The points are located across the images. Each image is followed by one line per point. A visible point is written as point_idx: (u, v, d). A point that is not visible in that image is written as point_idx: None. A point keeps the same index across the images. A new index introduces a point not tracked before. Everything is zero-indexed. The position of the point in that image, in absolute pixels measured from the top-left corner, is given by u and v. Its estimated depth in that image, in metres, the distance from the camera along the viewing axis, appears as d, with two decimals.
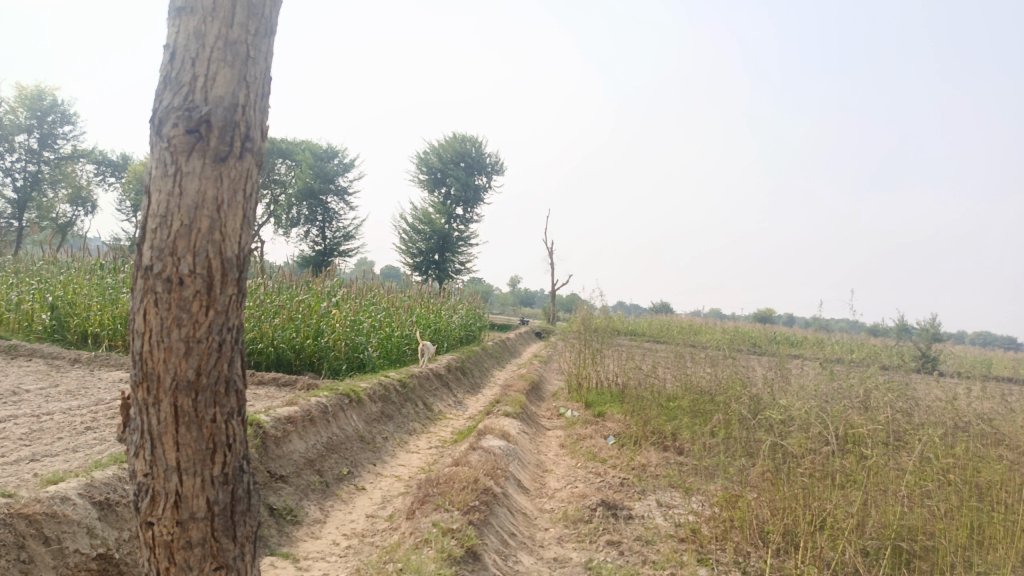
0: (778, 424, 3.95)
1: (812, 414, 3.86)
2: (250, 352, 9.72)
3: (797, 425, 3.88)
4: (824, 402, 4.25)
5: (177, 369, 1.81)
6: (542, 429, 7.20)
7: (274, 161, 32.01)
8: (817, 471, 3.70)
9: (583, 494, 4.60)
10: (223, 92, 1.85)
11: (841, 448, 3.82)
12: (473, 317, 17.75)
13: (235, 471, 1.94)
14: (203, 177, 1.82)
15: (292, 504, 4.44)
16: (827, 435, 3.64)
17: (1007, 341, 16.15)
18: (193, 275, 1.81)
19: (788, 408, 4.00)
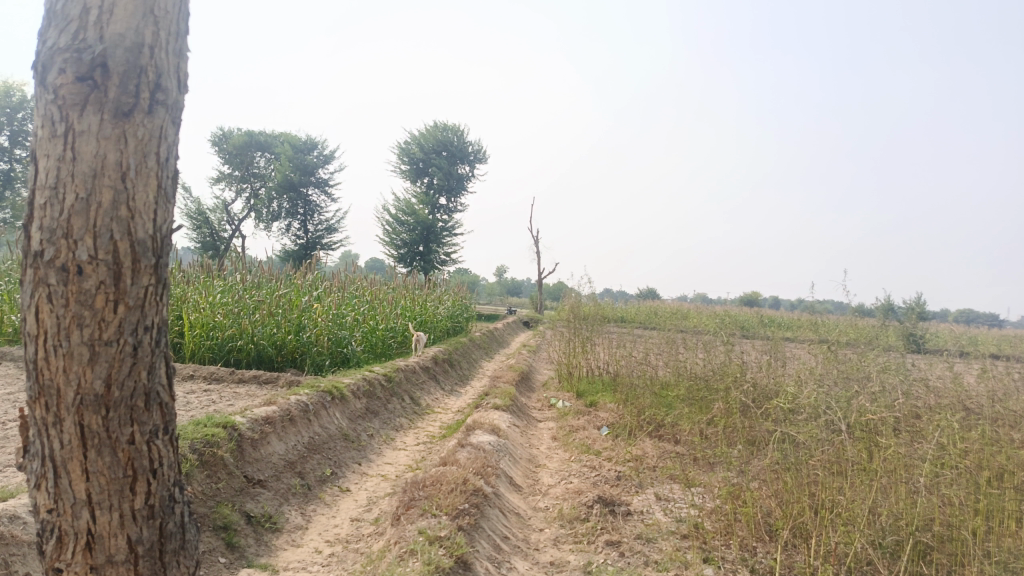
0: (785, 412, 3.73)
1: (820, 402, 3.65)
2: (229, 350, 9.42)
3: (807, 412, 3.66)
4: (830, 387, 4.04)
5: (82, 381, 1.72)
6: (533, 422, 6.97)
7: (254, 154, 31.50)
8: (828, 461, 3.48)
9: (578, 491, 4.37)
10: (122, 29, 1.79)
11: (852, 436, 3.61)
12: (460, 308, 17.50)
13: (162, 504, 1.87)
14: (101, 138, 1.74)
15: (271, 510, 4.19)
16: (839, 423, 3.43)
17: (989, 318, 16.17)
18: (94, 263, 1.72)
19: (794, 394, 3.79)
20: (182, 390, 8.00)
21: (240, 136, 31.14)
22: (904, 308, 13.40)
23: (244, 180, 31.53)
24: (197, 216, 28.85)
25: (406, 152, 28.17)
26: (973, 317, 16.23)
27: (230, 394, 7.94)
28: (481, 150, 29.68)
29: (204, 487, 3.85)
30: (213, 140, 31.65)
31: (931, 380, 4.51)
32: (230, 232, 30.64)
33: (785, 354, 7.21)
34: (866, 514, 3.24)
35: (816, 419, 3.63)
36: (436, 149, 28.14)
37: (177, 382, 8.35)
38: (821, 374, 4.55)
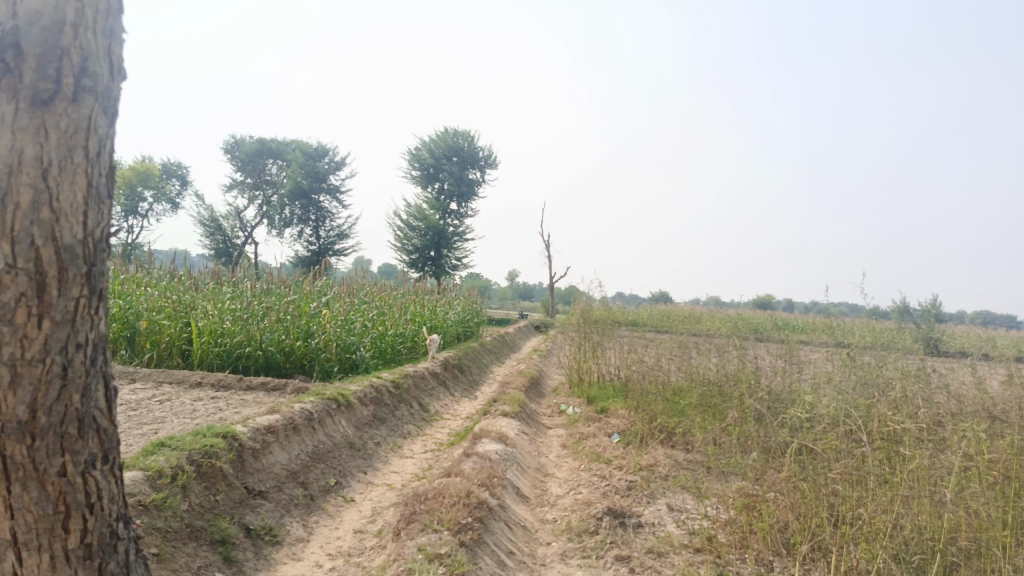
0: (804, 420, 3.58)
1: (840, 410, 3.50)
2: (236, 357, 9.35)
3: (827, 421, 3.51)
4: (849, 394, 3.89)
5: (7, 409, 1.86)
6: (543, 429, 6.83)
7: (266, 161, 31.63)
8: (849, 473, 3.33)
9: (588, 502, 4.23)
10: (39, 9, 1.93)
11: (874, 446, 3.45)
12: (471, 313, 17.37)
13: (99, 542, 2.06)
14: (18, 131, 1.89)
15: (272, 522, 4.08)
16: (861, 433, 3.29)
17: (1007, 319, 15.90)
18: (15, 273, 1.86)
19: (813, 402, 3.64)
20: (189, 398, 7.93)
21: (252, 142, 31.24)
22: (921, 310, 13.16)
23: (256, 187, 31.62)
24: (209, 223, 28.95)
25: (417, 157, 28.14)
26: (990, 319, 15.94)
27: (237, 401, 7.86)
28: (492, 155, 29.60)
29: (202, 499, 3.75)
30: (226, 147, 31.78)
31: (954, 386, 4.34)
32: (242, 238, 30.73)
33: (801, 359, 7.03)
34: (890, 528, 3.08)
35: (836, 429, 3.48)
36: (447, 154, 28.09)
37: (184, 390, 8.29)
38: (840, 381, 4.38)
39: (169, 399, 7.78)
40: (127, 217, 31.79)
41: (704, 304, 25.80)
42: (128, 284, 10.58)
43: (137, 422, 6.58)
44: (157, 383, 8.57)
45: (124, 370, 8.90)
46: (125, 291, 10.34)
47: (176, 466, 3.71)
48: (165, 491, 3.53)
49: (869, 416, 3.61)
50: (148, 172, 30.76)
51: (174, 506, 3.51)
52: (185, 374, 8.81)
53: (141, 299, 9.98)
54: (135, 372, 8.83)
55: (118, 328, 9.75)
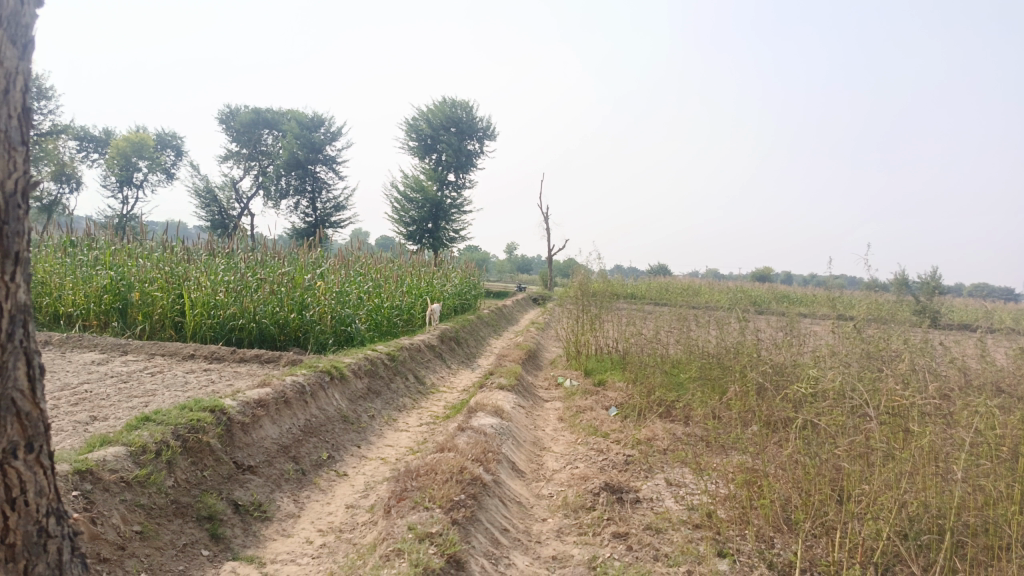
0: (808, 393, 3.48)
1: (846, 385, 3.39)
2: (229, 329, 9.24)
3: (831, 395, 3.41)
4: (854, 367, 3.78)
5: None
6: (539, 402, 6.74)
7: (261, 132, 31.34)
8: (855, 450, 3.22)
9: (584, 476, 4.14)
10: None
11: (880, 421, 3.34)
12: (469, 285, 17.25)
13: (25, 543, 1.90)
14: None
15: (261, 498, 3.99)
16: (867, 408, 3.19)
17: (1005, 291, 15.84)
18: None
19: (818, 374, 3.53)
20: (182, 370, 7.84)
21: (246, 112, 30.85)
22: (920, 283, 13.05)
23: (252, 158, 31.31)
24: (205, 194, 28.71)
25: (414, 128, 27.79)
26: (987, 289, 15.80)
27: (230, 374, 7.77)
28: (490, 126, 29.25)
29: (188, 475, 3.66)
30: (220, 117, 31.39)
31: (960, 359, 4.24)
32: (238, 210, 30.50)
33: (802, 332, 6.93)
34: (897, 504, 2.98)
35: (842, 404, 3.38)
36: (444, 124, 27.72)
37: (177, 362, 8.20)
38: (843, 354, 4.28)
39: (161, 372, 7.68)
40: (122, 188, 31.54)
41: (701, 276, 25.70)
42: (120, 255, 10.45)
43: (128, 394, 6.49)
44: (149, 355, 8.47)
45: (117, 342, 8.80)
46: (117, 262, 10.21)
47: (160, 441, 3.61)
48: (150, 466, 3.43)
49: (875, 390, 3.51)
50: (142, 142, 30.44)
51: (159, 482, 3.42)
52: (178, 346, 8.72)
53: (133, 270, 9.85)
54: (127, 345, 8.72)
55: (110, 300, 9.64)
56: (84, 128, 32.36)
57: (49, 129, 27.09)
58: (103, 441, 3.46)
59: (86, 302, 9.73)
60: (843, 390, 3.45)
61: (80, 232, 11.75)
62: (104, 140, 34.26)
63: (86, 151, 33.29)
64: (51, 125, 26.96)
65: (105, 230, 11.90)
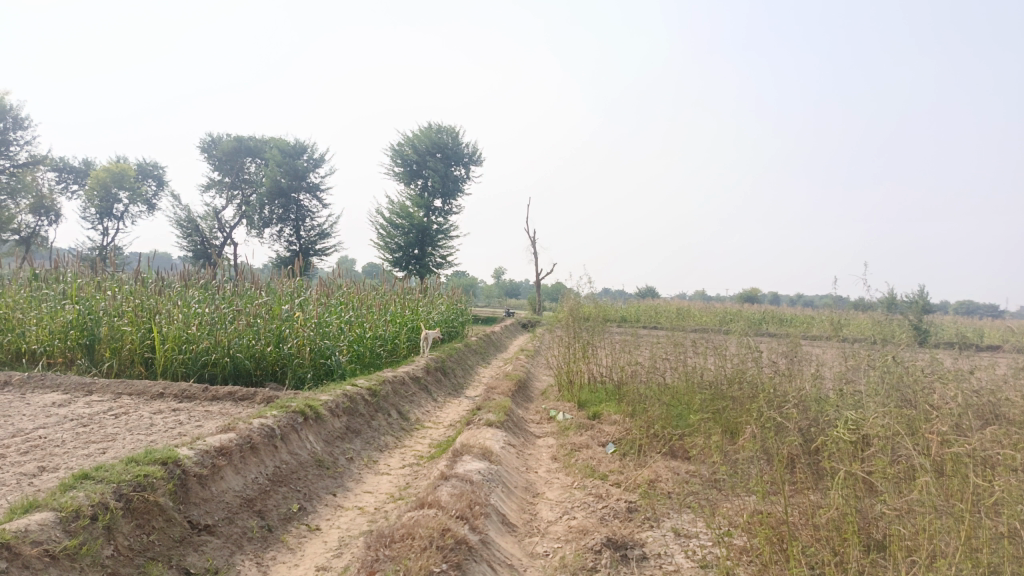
0: (839, 435, 3.07)
1: (885, 427, 2.99)
2: (202, 364, 8.75)
3: (865, 434, 3.00)
4: (886, 405, 3.37)
5: None
6: (531, 439, 6.29)
7: (244, 160, 31.01)
8: (898, 505, 2.81)
9: (583, 530, 3.70)
10: None
11: (924, 467, 2.94)
12: (455, 313, 16.82)
13: None
14: None
15: (219, 563, 3.52)
16: (913, 453, 2.79)
17: (994, 307, 15.62)
18: None
19: (848, 412, 3.13)
20: (149, 410, 7.33)
21: (229, 141, 30.50)
22: (911, 300, 12.78)
23: (234, 187, 30.89)
24: (186, 224, 28.21)
25: (399, 154, 27.49)
26: (976, 305, 15.50)
27: (201, 413, 7.27)
28: (475, 151, 29.03)
29: (130, 541, 3.19)
30: (202, 145, 31.00)
31: (991, 389, 3.86)
32: (220, 239, 29.99)
33: (806, 357, 6.55)
34: (954, 566, 2.56)
35: (878, 446, 2.98)
36: (430, 150, 27.46)
37: (145, 401, 7.71)
38: (871, 390, 3.88)
39: (126, 413, 7.18)
40: (102, 219, 30.98)
41: (688, 299, 25.36)
42: (88, 289, 9.96)
43: (85, 439, 5.98)
44: (115, 394, 7.97)
45: (81, 381, 8.30)
46: (85, 296, 9.72)
47: (98, 503, 3.14)
48: (82, 535, 2.95)
49: (918, 432, 3.10)
50: (122, 173, 29.97)
51: (93, 552, 2.94)
52: (147, 384, 8.22)
53: (101, 305, 9.36)
54: (92, 384, 8.21)
55: (76, 336, 9.12)
56: (63, 159, 31.85)
57: (26, 161, 26.58)
58: (28, 505, 2.99)
59: (51, 339, 9.21)
60: (878, 429, 3.05)
61: (48, 266, 11.24)
62: (84, 171, 33.78)
63: (66, 182, 32.83)
64: (29, 156, 26.48)
65: (75, 264, 11.40)
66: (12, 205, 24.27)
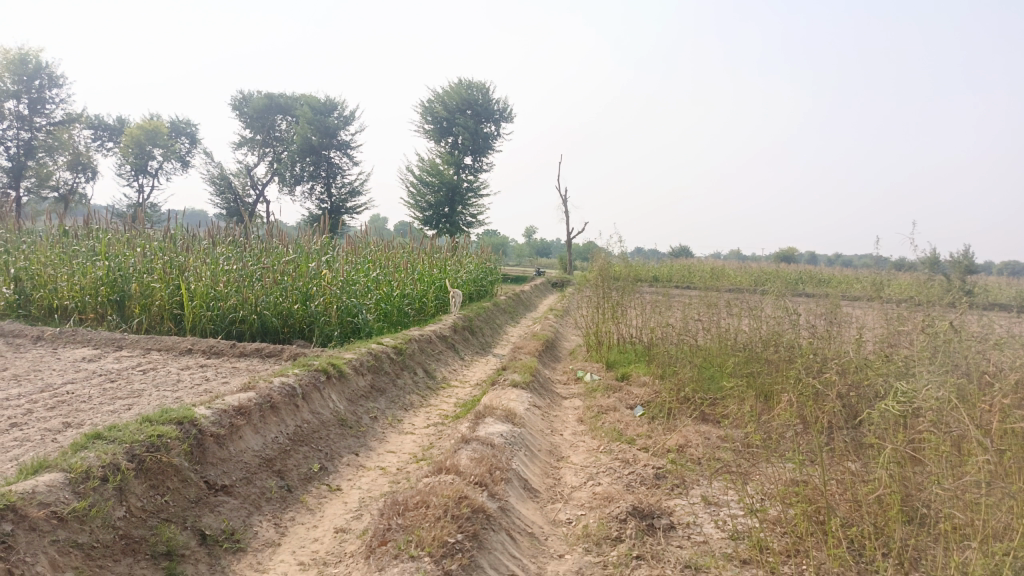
0: (889, 406, 2.85)
1: (942, 400, 2.76)
2: (230, 322, 8.74)
3: (919, 407, 2.78)
4: (937, 375, 3.14)
5: None
6: (557, 401, 6.16)
7: (276, 118, 30.93)
8: (952, 486, 2.60)
9: (608, 497, 3.56)
10: None
11: (983, 443, 2.72)
12: (485, 271, 16.69)
13: None
14: None
15: (235, 524, 3.46)
16: (972, 429, 2.57)
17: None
18: None
19: (900, 382, 2.90)
20: (176, 367, 7.35)
21: (260, 98, 30.40)
22: (954, 260, 12.30)
23: (266, 144, 30.88)
24: (219, 182, 28.34)
25: (429, 111, 27.15)
26: (1021, 266, 14.89)
27: (227, 370, 7.26)
28: (506, 107, 28.53)
29: (142, 503, 3.13)
30: (234, 102, 30.93)
31: None
32: (253, 197, 30.12)
33: (845, 319, 6.27)
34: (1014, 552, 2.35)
35: (932, 419, 2.76)
36: (460, 107, 27.06)
37: (173, 357, 7.74)
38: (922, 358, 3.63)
39: (154, 369, 7.20)
40: (137, 176, 31.27)
41: (721, 258, 24.89)
42: (118, 245, 9.99)
43: (112, 395, 6.00)
44: (144, 350, 8.01)
45: (111, 337, 8.34)
46: (116, 253, 9.74)
47: (109, 465, 3.08)
48: (92, 496, 2.89)
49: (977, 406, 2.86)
50: (155, 130, 30.09)
51: (103, 514, 2.89)
52: (176, 340, 8.25)
53: (131, 261, 9.38)
54: (122, 339, 8.27)
55: (107, 293, 9.16)
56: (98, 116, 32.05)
57: (62, 118, 26.79)
58: (38, 466, 2.94)
59: (82, 295, 9.26)
60: (931, 400, 2.83)
61: (80, 222, 11.29)
62: (118, 129, 34.02)
63: (101, 139, 33.14)
64: (65, 113, 26.68)
65: (106, 220, 11.45)
66: (50, 162, 24.57)
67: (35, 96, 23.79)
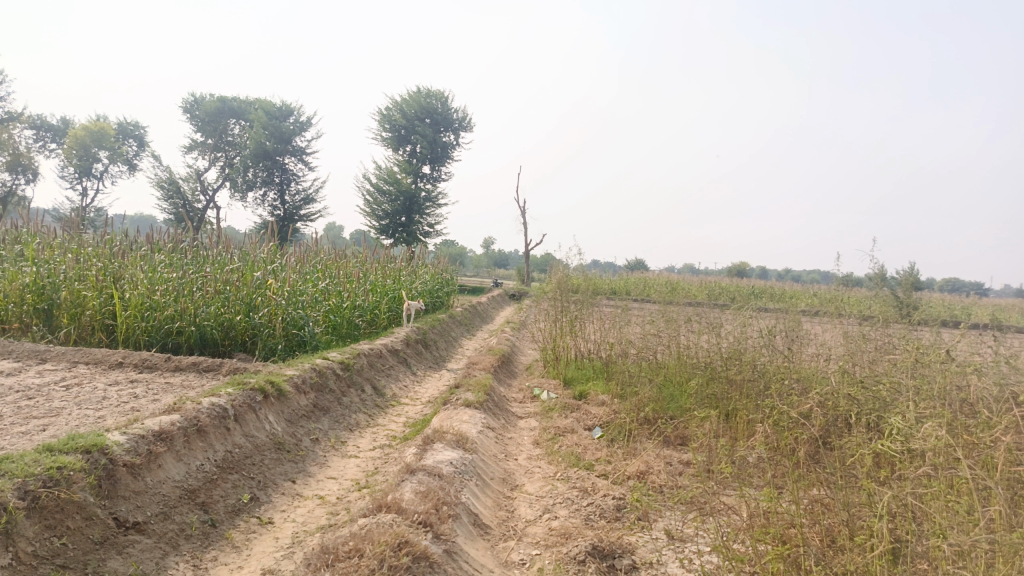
0: (884, 446, 2.59)
1: (936, 436, 2.53)
2: (165, 333, 8.21)
3: (919, 448, 2.53)
4: (918, 407, 2.93)
5: None
6: (512, 421, 5.86)
7: (228, 122, 30.11)
8: (948, 532, 2.36)
9: (566, 534, 3.27)
10: None
11: (980, 483, 2.49)
12: (440, 282, 16.31)
13: None
14: None
15: (146, 568, 3.04)
16: (968, 468, 2.34)
17: (979, 285, 15.22)
18: None
19: (894, 418, 2.66)
20: (104, 382, 6.83)
21: (212, 101, 29.55)
22: (902, 276, 12.42)
23: (217, 149, 30.02)
24: (168, 186, 27.39)
25: (387, 119, 26.68)
26: (962, 283, 15.17)
27: (160, 386, 6.78)
28: (465, 117, 28.28)
29: (34, 547, 2.71)
30: (184, 105, 30.03)
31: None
32: (203, 203, 29.21)
33: (807, 337, 6.11)
34: None
35: (934, 463, 2.51)
36: (419, 115, 26.70)
37: (102, 372, 7.20)
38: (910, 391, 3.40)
39: (79, 384, 6.67)
40: (81, 179, 30.06)
41: (675, 271, 24.98)
42: (47, 251, 9.36)
43: (26, 415, 5.48)
44: (71, 364, 7.45)
45: (35, 349, 7.75)
46: (45, 258, 9.12)
47: None
48: None
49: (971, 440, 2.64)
50: (101, 132, 28.95)
51: None
52: (106, 352, 7.70)
53: (61, 268, 8.79)
54: (47, 352, 7.69)
55: (33, 301, 8.55)
56: (39, 114, 30.74)
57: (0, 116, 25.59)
58: None
59: (5, 303, 8.61)
60: (927, 437, 2.59)
61: (8, 224, 10.60)
62: (62, 129, 32.71)
63: (43, 140, 31.83)
64: (4, 113, 25.50)
65: (37, 223, 10.77)
66: None
67: None
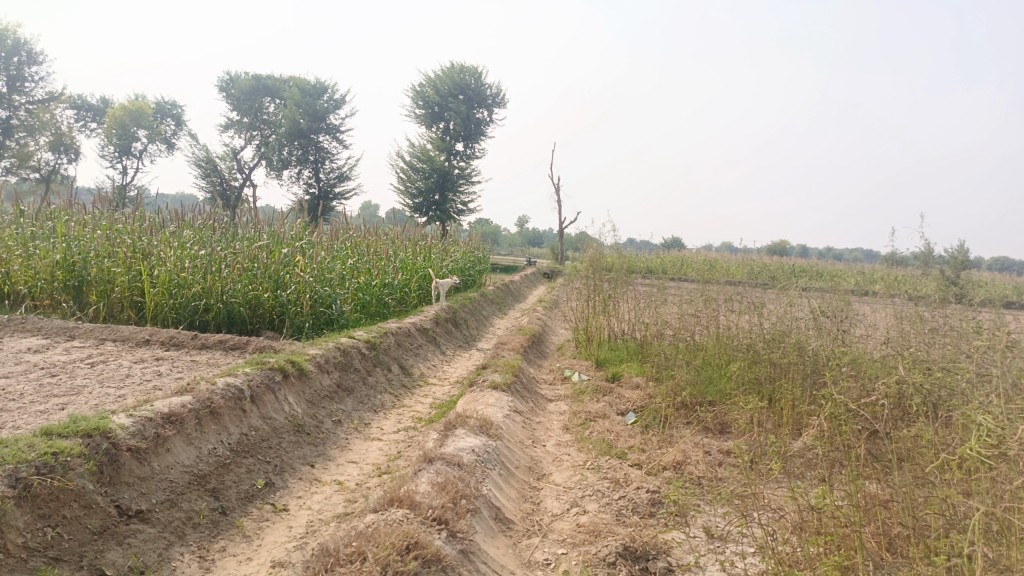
0: (974, 451, 2.24)
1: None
2: (193, 311, 8.11)
3: (1011, 452, 2.17)
4: (1001, 403, 2.57)
5: None
6: (542, 405, 5.62)
7: (263, 100, 30.15)
8: None
9: (594, 531, 3.01)
10: None
11: None
12: (473, 260, 16.09)
13: None
14: None
15: (147, 559, 2.87)
16: None
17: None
18: None
19: (982, 416, 2.29)
20: (130, 359, 6.74)
21: (247, 79, 29.56)
22: (952, 253, 11.84)
23: (253, 127, 30.12)
24: (205, 164, 27.52)
25: (420, 95, 26.39)
26: (1012, 262, 14.47)
27: (184, 364, 6.67)
28: (498, 93, 27.88)
29: (25, 539, 2.55)
30: (220, 83, 30.13)
31: None
32: (239, 181, 29.35)
33: (857, 319, 5.72)
34: None
35: None
36: (452, 92, 26.33)
37: (128, 349, 7.12)
38: (986, 383, 3.03)
39: (103, 362, 6.59)
40: (121, 158, 30.39)
41: (711, 248, 24.38)
42: (78, 228, 9.32)
43: (47, 393, 5.39)
44: (98, 341, 7.40)
45: (64, 326, 7.71)
46: (75, 236, 9.07)
47: None
48: None
49: None
50: (139, 111, 29.22)
51: None
52: (133, 330, 7.62)
53: (91, 244, 8.74)
54: (75, 329, 7.64)
55: (63, 278, 8.50)
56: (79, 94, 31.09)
57: (42, 96, 25.88)
58: None
59: (36, 279, 8.58)
60: (1019, 440, 2.25)
61: (42, 201, 10.61)
62: (102, 109, 33.09)
63: (84, 121, 32.26)
64: (46, 92, 25.79)
65: (69, 200, 10.75)
66: (31, 143, 23.67)
67: (14, 73, 22.95)
